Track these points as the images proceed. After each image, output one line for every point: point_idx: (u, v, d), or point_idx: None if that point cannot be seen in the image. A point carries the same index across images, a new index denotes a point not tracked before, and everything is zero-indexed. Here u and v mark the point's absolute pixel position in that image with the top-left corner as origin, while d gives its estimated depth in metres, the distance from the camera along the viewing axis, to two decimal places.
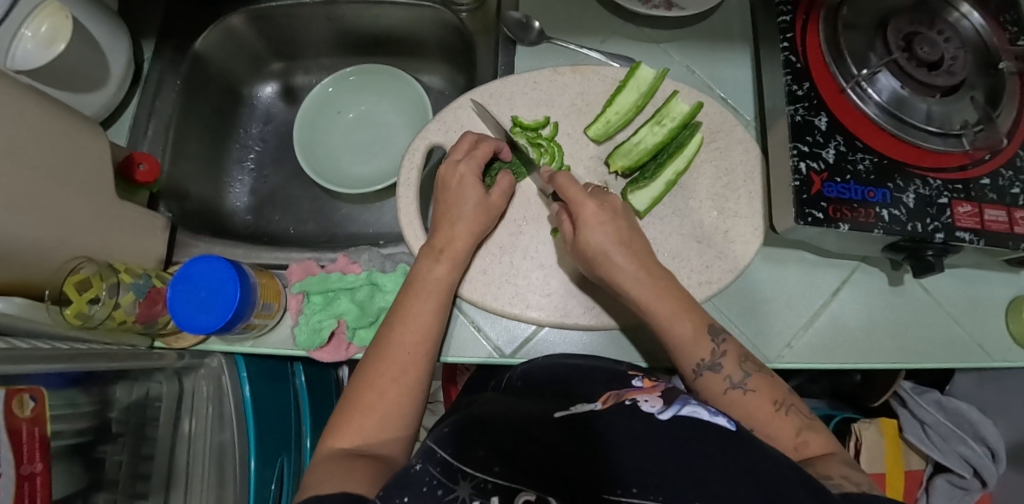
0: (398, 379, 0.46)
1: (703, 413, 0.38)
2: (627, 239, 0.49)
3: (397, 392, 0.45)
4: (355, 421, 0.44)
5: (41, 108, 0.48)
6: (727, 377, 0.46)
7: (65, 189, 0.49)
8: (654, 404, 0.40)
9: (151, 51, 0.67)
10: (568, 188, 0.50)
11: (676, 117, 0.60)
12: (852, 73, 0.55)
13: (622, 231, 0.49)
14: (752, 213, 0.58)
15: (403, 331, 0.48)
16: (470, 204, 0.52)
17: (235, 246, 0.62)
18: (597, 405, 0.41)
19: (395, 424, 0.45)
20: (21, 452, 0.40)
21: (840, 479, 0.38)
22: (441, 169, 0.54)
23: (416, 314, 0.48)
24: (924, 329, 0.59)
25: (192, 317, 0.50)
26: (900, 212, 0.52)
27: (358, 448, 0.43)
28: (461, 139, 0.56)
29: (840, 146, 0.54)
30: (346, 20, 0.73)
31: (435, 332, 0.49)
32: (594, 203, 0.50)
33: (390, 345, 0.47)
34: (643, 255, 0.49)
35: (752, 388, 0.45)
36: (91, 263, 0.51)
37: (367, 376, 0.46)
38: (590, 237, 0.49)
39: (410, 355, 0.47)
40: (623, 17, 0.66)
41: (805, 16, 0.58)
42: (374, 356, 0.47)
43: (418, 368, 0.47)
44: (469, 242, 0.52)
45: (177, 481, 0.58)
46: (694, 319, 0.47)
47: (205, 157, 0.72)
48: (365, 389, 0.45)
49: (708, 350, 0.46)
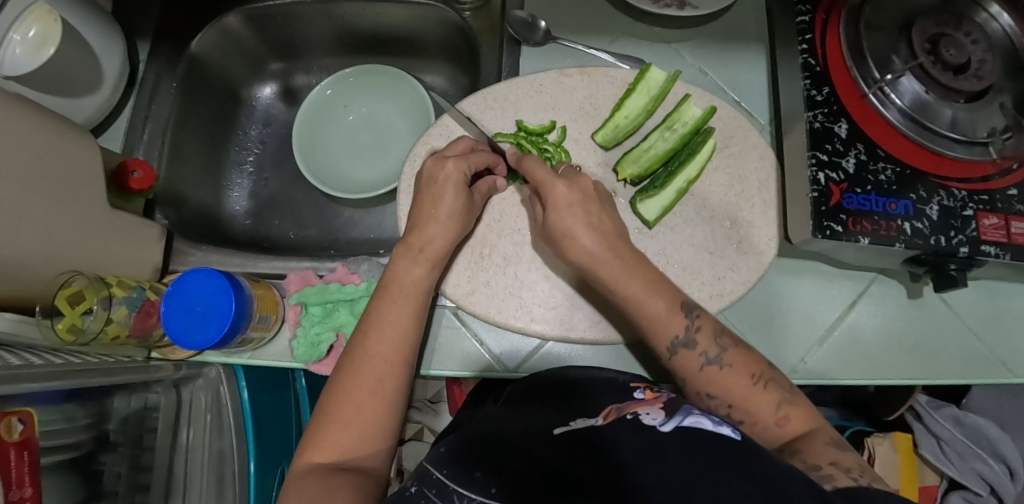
0: (376, 391, 0.44)
1: (706, 423, 0.37)
2: (598, 223, 0.46)
3: (375, 403, 0.44)
4: (333, 435, 0.43)
5: (33, 118, 0.47)
6: (702, 353, 0.44)
7: (54, 201, 0.47)
8: (655, 416, 0.38)
9: (146, 52, 0.65)
10: (534, 170, 0.47)
11: (688, 122, 0.58)
12: (875, 77, 0.53)
13: (592, 213, 0.46)
14: (766, 222, 0.56)
15: (378, 340, 0.45)
16: (453, 203, 0.49)
17: (233, 254, 0.61)
18: (598, 421, 0.40)
19: (376, 437, 0.44)
20: (8, 478, 0.39)
21: (828, 468, 0.37)
22: (426, 164, 0.51)
23: (391, 321, 0.46)
24: (943, 343, 0.57)
25: (187, 331, 0.49)
26: (923, 224, 0.50)
27: (339, 464, 0.42)
28: (460, 140, 0.54)
29: (861, 155, 0.51)
30: (346, 18, 0.70)
31: (413, 338, 0.46)
32: (564, 182, 0.46)
33: (364, 356, 0.45)
34: (656, 272, 0.46)
35: (728, 363, 0.43)
36: (82, 276, 0.49)
37: (343, 387, 0.44)
38: (587, 253, 0.45)
39: (386, 365, 0.45)
40: (633, 16, 0.63)
41: (824, 16, 0.55)
42: (348, 368, 0.45)
43: (396, 378, 0.45)
44: (449, 241, 0.49)
45: (176, 488, 0.57)
46: (692, 322, 0.45)
47: (203, 160, 0.70)
48: (341, 399, 0.43)
49: (748, 389, 0.43)
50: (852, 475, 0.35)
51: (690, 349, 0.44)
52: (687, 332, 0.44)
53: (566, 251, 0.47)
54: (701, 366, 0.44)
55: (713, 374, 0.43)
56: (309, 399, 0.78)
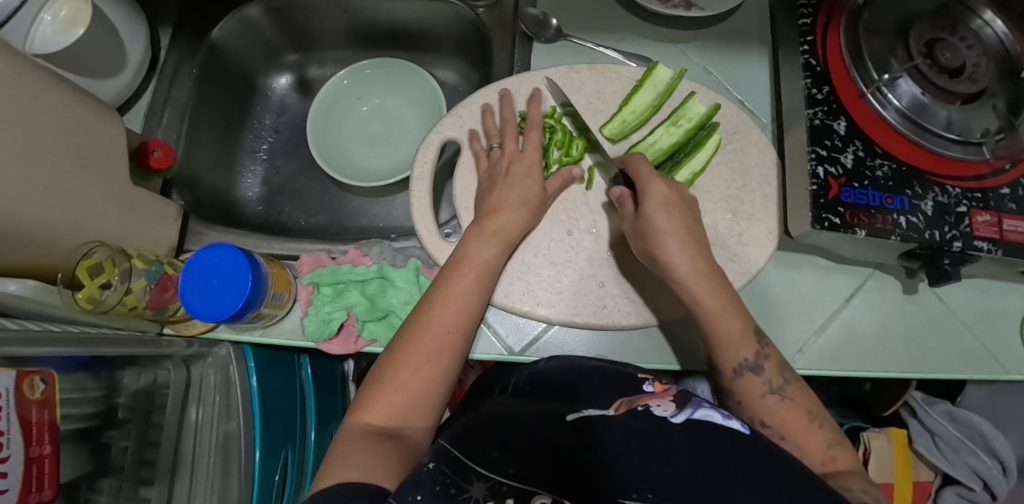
0: (433, 357, 0.45)
1: (717, 417, 0.38)
2: (689, 234, 0.49)
3: (431, 369, 0.45)
4: (385, 396, 0.43)
5: (62, 92, 0.48)
6: (766, 382, 0.45)
7: (79, 173, 0.48)
8: (667, 407, 0.40)
9: (167, 39, 0.67)
10: (641, 167, 0.52)
11: (692, 118, 0.60)
12: (873, 78, 0.55)
13: (684, 221, 0.50)
14: (767, 216, 0.58)
15: (444, 309, 0.47)
16: (529, 184, 0.53)
17: (247, 235, 0.62)
18: (609, 412, 0.41)
19: (424, 404, 0.44)
20: (30, 435, 0.40)
21: (860, 492, 0.37)
22: (472, 143, 0.59)
23: (458, 294, 0.48)
24: (938, 338, 0.58)
25: (201, 304, 0.50)
26: (918, 219, 0.51)
27: (384, 425, 0.42)
28: (508, 122, 0.58)
29: (858, 151, 0.53)
30: (362, 13, 0.73)
31: (473, 314, 0.48)
32: (662, 184, 0.51)
33: (428, 322, 0.46)
34: (718, 273, 0.48)
35: (789, 396, 0.44)
36: (103, 248, 0.51)
37: (404, 351, 0.45)
38: (650, 220, 0.49)
39: (446, 334, 0.46)
40: (640, 17, 0.65)
41: (825, 20, 0.57)
42: (410, 332, 0.46)
43: (454, 349, 0.46)
44: (521, 227, 0.52)
45: (182, 470, 0.58)
46: (762, 350, 0.46)
47: (218, 146, 0.72)
48: (399, 362, 0.44)
49: (775, 388, 0.45)
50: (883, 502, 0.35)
51: (716, 321, 0.46)
52: (729, 322, 0.46)
53: (650, 253, 0.49)
54: (740, 359, 0.46)
55: (772, 402, 0.44)
56: (315, 400, 0.77)
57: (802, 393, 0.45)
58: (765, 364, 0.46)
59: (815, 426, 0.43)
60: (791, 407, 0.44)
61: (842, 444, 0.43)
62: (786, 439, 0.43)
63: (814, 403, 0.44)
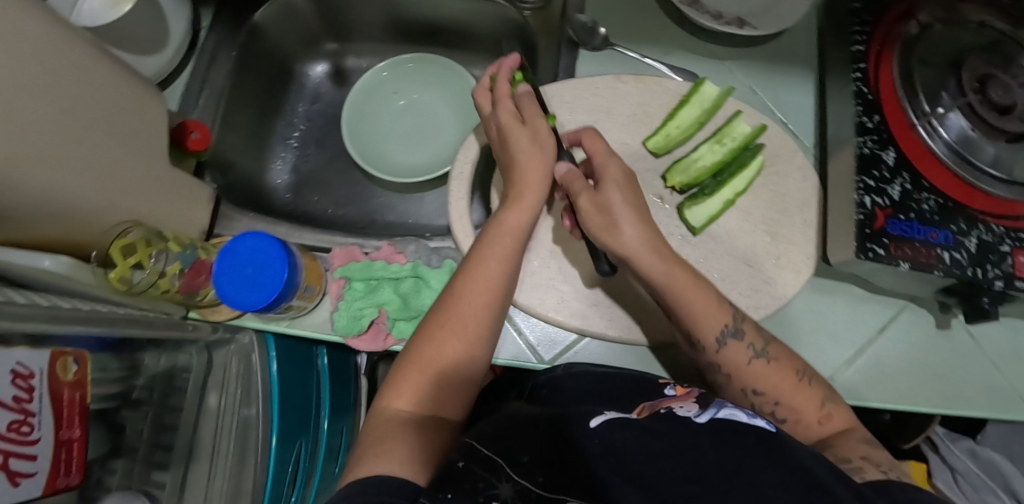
0: (461, 334, 0.45)
1: (741, 416, 0.39)
2: (638, 204, 0.49)
3: (460, 347, 0.45)
4: (413, 378, 0.44)
5: (108, 67, 0.47)
6: (750, 346, 0.46)
7: (120, 151, 0.48)
8: (689, 408, 0.40)
9: (209, 19, 0.66)
10: (593, 142, 0.51)
11: (736, 138, 0.59)
12: (923, 110, 0.55)
13: (635, 195, 0.49)
14: (806, 241, 0.57)
15: (473, 284, 0.46)
16: (545, 146, 0.50)
17: (279, 224, 0.61)
18: (632, 416, 0.41)
19: (451, 385, 0.44)
20: (61, 418, 0.39)
21: (860, 461, 0.40)
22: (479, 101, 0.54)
23: (488, 265, 0.46)
24: (969, 375, 0.57)
25: (235, 293, 0.49)
26: (961, 255, 0.51)
27: (412, 408, 0.43)
28: (482, 100, 0.54)
29: (906, 183, 0.52)
30: (406, 7, 0.72)
31: (505, 288, 0.47)
32: (616, 162, 0.51)
33: (460, 299, 0.46)
34: (666, 248, 0.47)
35: (773, 357, 0.46)
36: (138, 228, 0.50)
37: (432, 330, 0.45)
38: (603, 198, 0.48)
39: (475, 310, 0.45)
40: (689, 31, 0.65)
41: (879, 47, 0.57)
42: (441, 309, 0.46)
43: (483, 324, 0.45)
44: (540, 190, 0.49)
45: (197, 454, 0.58)
46: (739, 317, 0.47)
47: (251, 131, 0.71)
48: (426, 344, 0.45)
49: (759, 350, 0.46)
50: (883, 468, 0.38)
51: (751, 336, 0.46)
52: (701, 306, 0.46)
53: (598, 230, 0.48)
54: (721, 328, 0.46)
55: (758, 368, 0.46)
56: (328, 385, 0.75)
57: (783, 352, 0.47)
58: (744, 328, 0.47)
59: (802, 384, 0.45)
60: (779, 369, 0.45)
61: (833, 399, 0.46)
62: (781, 404, 0.45)
63: (796, 360, 0.47)
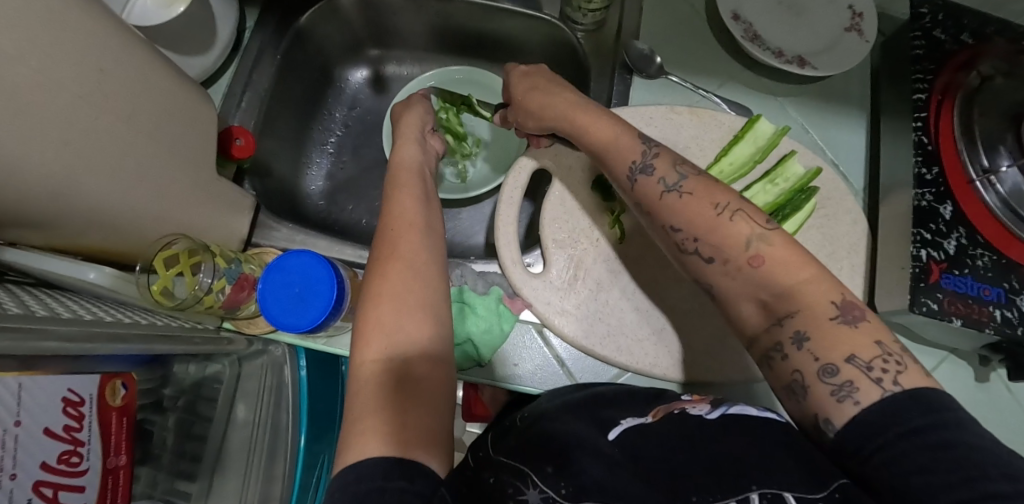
0: (400, 255, 0.41)
1: (751, 409, 0.35)
2: (549, 90, 0.50)
3: (404, 269, 0.40)
4: (374, 317, 0.38)
5: (165, 73, 0.45)
6: (660, 179, 0.42)
7: (171, 162, 0.46)
8: (700, 405, 0.36)
9: (254, 20, 0.65)
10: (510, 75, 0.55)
11: (790, 178, 0.58)
12: (982, 165, 0.54)
13: (547, 85, 0.51)
14: (852, 287, 0.57)
15: (395, 217, 0.44)
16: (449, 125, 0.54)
17: (319, 237, 0.60)
18: (646, 419, 0.36)
19: (416, 312, 0.39)
20: (109, 444, 0.39)
21: (846, 368, 0.32)
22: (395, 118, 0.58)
23: (405, 196, 0.46)
24: (1005, 430, 0.57)
25: (284, 313, 0.48)
26: (1013, 314, 0.51)
27: (387, 349, 0.37)
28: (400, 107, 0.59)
29: (962, 238, 0.52)
30: (453, 18, 0.70)
31: (427, 212, 0.45)
32: (524, 75, 0.53)
33: (388, 226, 0.43)
34: (581, 109, 0.47)
35: (687, 190, 0.41)
36: (184, 239, 0.48)
37: (376, 268, 0.41)
38: (535, 99, 0.51)
39: (403, 230, 0.43)
40: (743, 64, 0.64)
41: (940, 97, 0.56)
42: (375, 250, 0.43)
43: (417, 240, 0.42)
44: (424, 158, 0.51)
45: (223, 464, 0.56)
46: (650, 150, 0.44)
47: (289, 136, 0.70)
48: (375, 281, 0.40)
49: (672, 183, 0.42)
50: (877, 376, 0.31)
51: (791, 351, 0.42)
52: (644, 185, 0.43)
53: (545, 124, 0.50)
54: (629, 163, 0.43)
55: (673, 199, 0.41)
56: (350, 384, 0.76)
57: (704, 182, 0.41)
58: (656, 162, 0.43)
59: (723, 216, 0.39)
60: (692, 200, 0.40)
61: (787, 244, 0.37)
62: (700, 239, 0.39)
63: (718, 189, 0.40)
